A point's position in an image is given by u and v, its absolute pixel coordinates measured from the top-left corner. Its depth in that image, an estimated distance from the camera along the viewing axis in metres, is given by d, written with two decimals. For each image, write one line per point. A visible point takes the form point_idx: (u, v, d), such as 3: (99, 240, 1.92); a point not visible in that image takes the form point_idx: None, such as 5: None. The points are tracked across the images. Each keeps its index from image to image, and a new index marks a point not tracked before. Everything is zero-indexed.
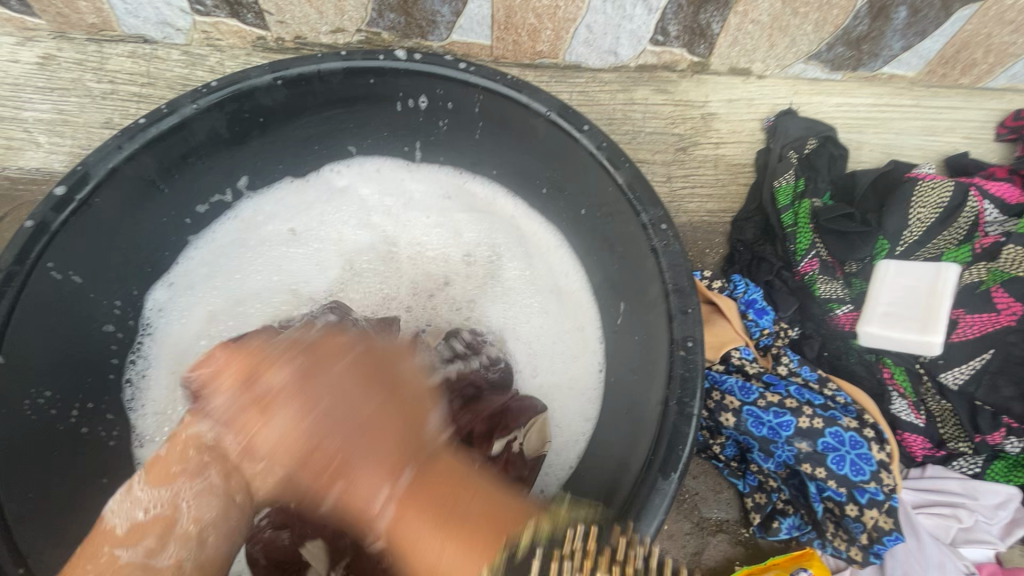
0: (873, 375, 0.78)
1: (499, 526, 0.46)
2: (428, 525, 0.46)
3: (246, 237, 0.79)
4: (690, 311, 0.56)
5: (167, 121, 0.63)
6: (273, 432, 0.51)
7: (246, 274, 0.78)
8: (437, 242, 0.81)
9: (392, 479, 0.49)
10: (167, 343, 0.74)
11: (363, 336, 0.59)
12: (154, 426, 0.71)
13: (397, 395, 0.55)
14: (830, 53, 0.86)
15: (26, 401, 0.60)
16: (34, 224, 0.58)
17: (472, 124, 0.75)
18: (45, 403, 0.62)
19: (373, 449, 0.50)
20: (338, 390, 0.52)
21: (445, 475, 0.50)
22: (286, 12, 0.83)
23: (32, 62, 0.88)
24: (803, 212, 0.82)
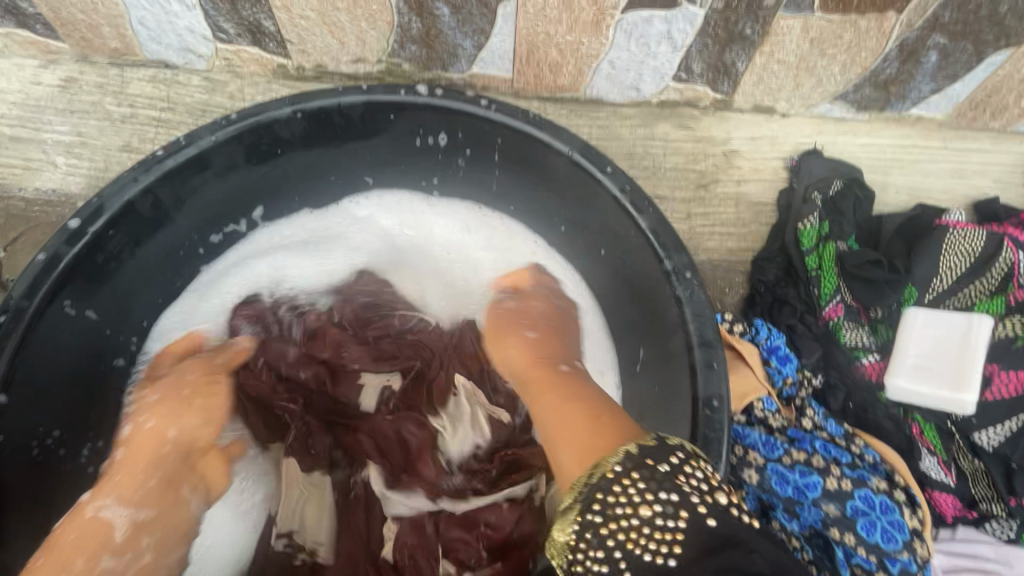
0: (900, 430, 0.75)
1: (615, 434, 0.51)
2: (568, 433, 0.54)
3: (253, 268, 0.77)
4: (715, 366, 0.54)
5: (185, 152, 0.62)
6: (503, 357, 0.69)
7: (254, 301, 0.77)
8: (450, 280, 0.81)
9: (546, 401, 0.59)
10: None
11: (543, 292, 0.73)
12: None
13: (550, 336, 0.68)
14: (857, 94, 0.85)
15: (34, 442, 0.60)
16: (46, 257, 0.57)
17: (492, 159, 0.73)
18: (54, 442, 0.62)
19: (534, 368, 0.65)
20: (534, 322, 0.70)
21: (583, 397, 0.58)
22: (308, 42, 0.83)
23: (53, 85, 0.89)
24: (827, 255, 0.81)
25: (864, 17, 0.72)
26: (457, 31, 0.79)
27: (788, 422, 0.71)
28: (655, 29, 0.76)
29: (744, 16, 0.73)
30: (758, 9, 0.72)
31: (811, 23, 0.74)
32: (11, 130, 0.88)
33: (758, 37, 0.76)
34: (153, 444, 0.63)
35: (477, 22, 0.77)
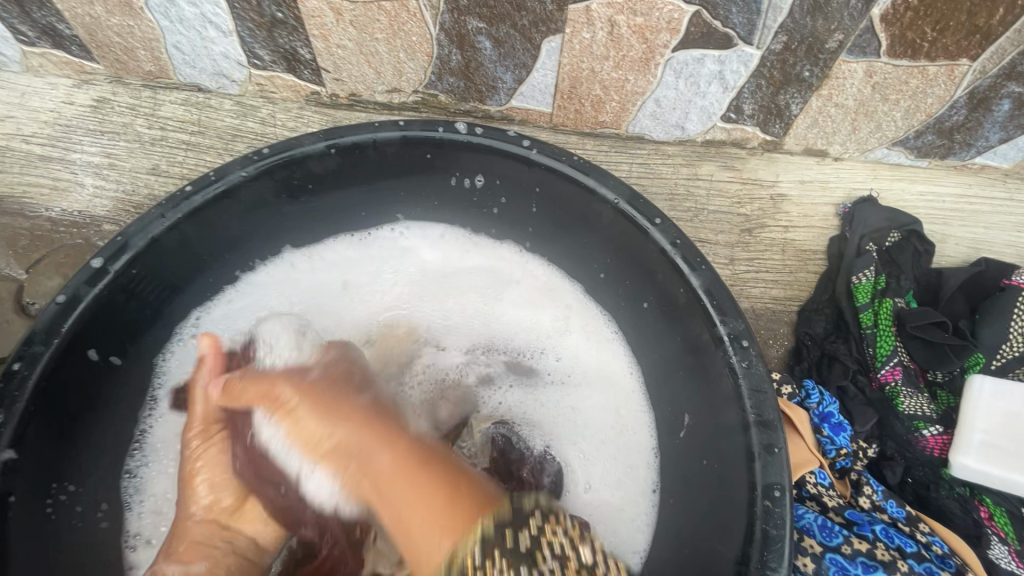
0: (967, 513, 0.69)
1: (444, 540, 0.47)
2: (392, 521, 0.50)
3: (266, 306, 0.72)
4: (777, 450, 0.51)
5: (213, 188, 0.60)
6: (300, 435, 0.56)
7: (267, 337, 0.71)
8: (467, 322, 0.75)
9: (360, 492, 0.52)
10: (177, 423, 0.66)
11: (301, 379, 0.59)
12: (153, 526, 0.62)
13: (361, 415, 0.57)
14: (918, 140, 0.80)
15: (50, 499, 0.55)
16: (65, 299, 0.54)
17: (533, 201, 0.69)
18: (69, 500, 0.57)
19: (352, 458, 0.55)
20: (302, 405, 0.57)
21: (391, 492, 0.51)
22: (344, 71, 0.80)
23: (86, 105, 0.88)
24: (884, 312, 0.76)
25: (933, 63, 0.67)
26: (498, 65, 0.76)
27: (844, 501, 0.66)
28: (706, 68, 0.72)
29: (803, 59, 0.69)
30: (819, 51, 0.68)
31: (876, 67, 0.69)
32: (40, 149, 0.87)
33: (816, 80, 0.72)
34: (276, 504, 0.59)
35: (519, 56, 0.74)
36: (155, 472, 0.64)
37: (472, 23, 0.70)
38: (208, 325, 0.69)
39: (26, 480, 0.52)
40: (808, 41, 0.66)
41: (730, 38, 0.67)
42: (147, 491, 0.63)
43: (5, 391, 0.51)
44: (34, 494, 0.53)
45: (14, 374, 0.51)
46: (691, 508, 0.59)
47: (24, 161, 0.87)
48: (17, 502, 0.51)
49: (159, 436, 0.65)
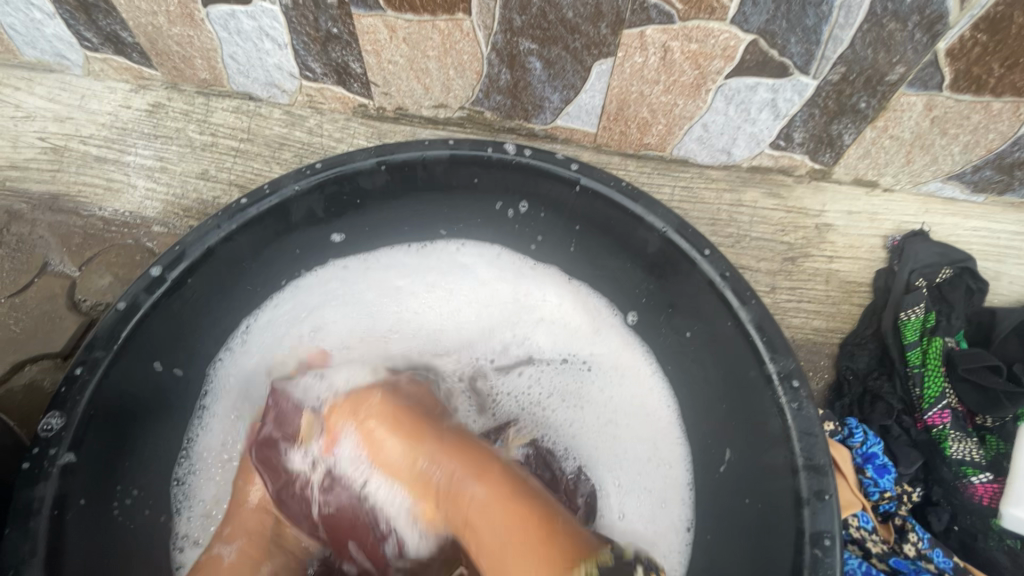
0: (1018, 567, 0.66)
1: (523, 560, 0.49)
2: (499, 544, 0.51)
3: (314, 314, 0.73)
4: (827, 496, 0.50)
5: (268, 201, 0.61)
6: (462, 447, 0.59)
7: (298, 336, 0.72)
8: (502, 336, 0.75)
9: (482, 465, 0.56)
10: (226, 430, 0.68)
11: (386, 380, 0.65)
12: (200, 529, 0.65)
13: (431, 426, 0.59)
14: (975, 175, 0.77)
15: (115, 503, 0.59)
16: (125, 305, 0.56)
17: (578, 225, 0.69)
18: (134, 502, 0.61)
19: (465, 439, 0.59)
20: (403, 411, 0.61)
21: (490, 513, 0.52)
22: (393, 85, 0.81)
23: (142, 109, 0.91)
24: (933, 352, 0.74)
25: (998, 99, 0.65)
26: (547, 85, 0.76)
27: (888, 547, 0.65)
28: (758, 96, 0.71)
29: (860, 90, 0.67)
30: (878, 83, 0.66)
31: (936, 101, 0.67)
32: (96, 150, 0.90)
33: (872, 111, 0.70)
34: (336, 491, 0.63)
35: (568, 78, 0.74)
36: (202, 478, 0.66)
37: (524, 44, 0.70)
38: (261, 333, 0.71)
39: (82, 483, 0.54)
40: (867, 72, 0.65)
41: (786, 67, 0.66)
42: (196, 497, 0.65)
43: (67, 395, 0.52)
44: (98, 496, 0.56)
45: (75, 378, 0.53)
46: (730, 543, 0.60)
47: (81, 161, 0.90)
48: (73, 505, 0.53)
49: (207, 443, 0.67)
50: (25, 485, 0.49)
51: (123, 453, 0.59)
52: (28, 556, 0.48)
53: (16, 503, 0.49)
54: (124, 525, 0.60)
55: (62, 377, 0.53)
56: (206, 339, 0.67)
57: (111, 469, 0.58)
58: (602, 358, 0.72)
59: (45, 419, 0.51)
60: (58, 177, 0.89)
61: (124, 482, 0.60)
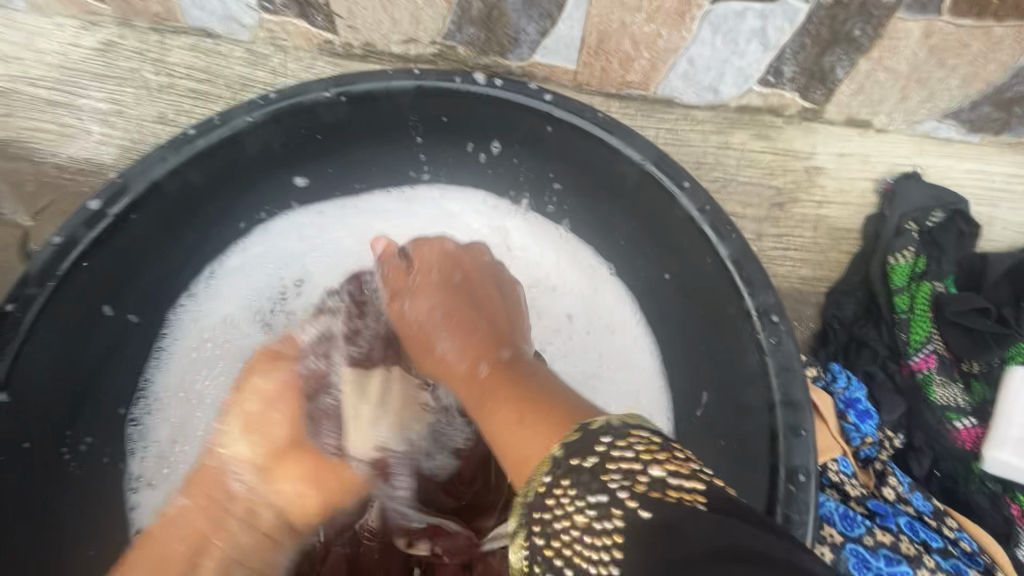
0: (997, 509, 0.66)
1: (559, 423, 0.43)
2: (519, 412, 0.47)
3: (287, 258, 0.70)
4: (805, 432, 0.47)
5: (217, 132, 0.56)
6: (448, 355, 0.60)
7: (264, 281, 0.69)
8: None
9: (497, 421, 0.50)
10: (187, 370, 0.65)
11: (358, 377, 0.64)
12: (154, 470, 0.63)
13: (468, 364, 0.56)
14: (973, 112, 0.73)
15: (65, 447, 0.58)
16: (61, 240, 0.51)
17: (555, 164, 0.66)
18: (87, 448, 0.59)
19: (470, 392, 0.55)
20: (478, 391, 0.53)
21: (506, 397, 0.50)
22: (358, 17, 0.76)
23: (92, 48, 0.84)
24: (921, 297, 0.71)
25: (1001, 23, 0.62)
26: (522, 14, 0.71)
27: (866, 491, 0.64)
28: (747, 24, 0.66)
29: (854, 15, 0.63)
30: (873, 6, 0.62)
31: (935, 27, 0.63)
32: (47, 93, 0.85)
33: (867, 40, 0.66)
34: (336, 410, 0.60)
35: (545, 5, 0.69)
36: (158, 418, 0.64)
37: None
38: (224, 277, 0.68)
39: (18, 424, 0.52)
40: None
41: None
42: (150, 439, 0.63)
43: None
44: (46, 439, 0.55)
45: (6, 317, 0.49)
46: None
47: (31, 106, 0.85)
48: (4, 445, 0.52)
49: (163, 384, 0.64)
50: None
51: (71, 397, 0.57)
52: None
53: None
54: (72, 466, 0.58)
55: None
56: (158, 282, 0.63)
57: (58, 412, 0.56)
58: (582, 304, 0.69)
59: None
60: (8, 122, 0.84)
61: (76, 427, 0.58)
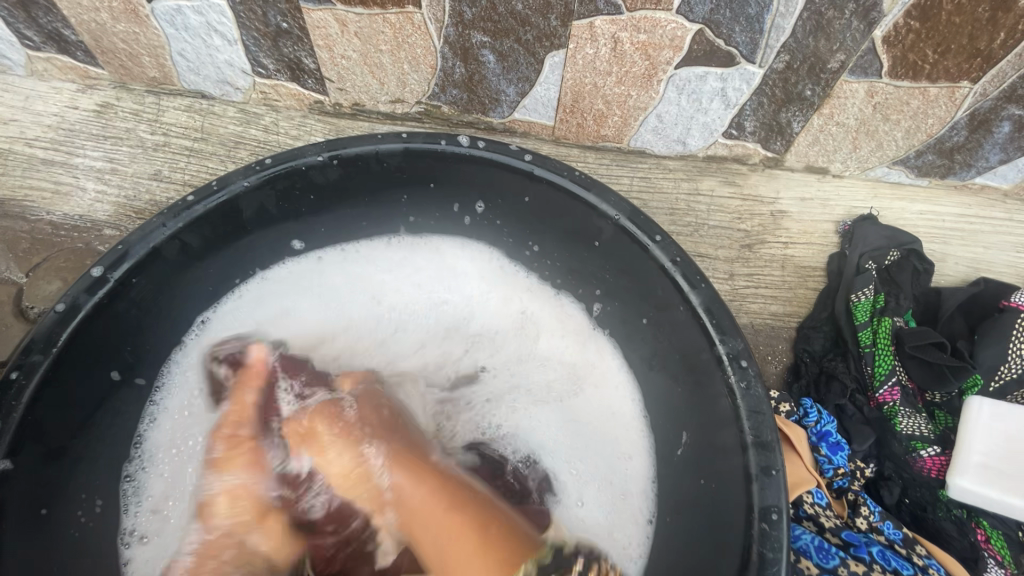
0: (964, 536, 0.68)
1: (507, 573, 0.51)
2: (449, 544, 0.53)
3: (290, 308, 0.72)
4: (775, 471, 0.51)
5: (215, 197, 0.60)
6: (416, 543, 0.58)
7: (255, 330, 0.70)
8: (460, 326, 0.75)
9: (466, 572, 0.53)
10: (179, 424, 0.65)
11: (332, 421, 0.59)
12: (148, 524, 0.61)
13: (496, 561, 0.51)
14: (918, 160, 0.80)
15: (81, 512, 0.58)
16: (64, 307, 0.54)
17: (535, 227, 0.71)
18: (94, 512, 0.59)
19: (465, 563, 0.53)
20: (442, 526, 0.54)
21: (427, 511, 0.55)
22: (347, 81, 0.81)
23: (89, 110, 0.88)
24: (882, 331, 0.75)
25: (934, 85, 0.67)
26: (501, 78, 0.76)
27: (841, 521, 0.67)
28: (708, 85, 0.72)
29: (804, 78, 0.69)
30: (822, 70, 0.68)
31: (876, 87, 0.69)
32: (43, 153, 0.87)
33: (818, 98, 0.72)
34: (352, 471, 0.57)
35: (522, 70, 0.74)
36: (153, 474, 0.63)
37: (476, 36, 0.70)
38: (220, 328, 0.70)
39: (24, 493, 0.52)
40: (810, 60, 0.67)
41: (732, 56, 0.67)
42: (144, 493, 0.62)
43: (2, 400, 0.50)
44: (58, 503, 0.56)
45: (11, 383, 0.51)
46: (689, 527, 0.59)
47: (27, 165, 0.87)
48: (14, 515, 0.51)
49: (157, 438, 0.64)
50: None
51: (71, 459, 0.58)
52: None
53: None
54: (78, 529, 0.58)
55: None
56: (155, 341, 0.65)
57: (59, 476, 0.56)
58: (565, 360, 0.72)
59: None
60: (3, 181, 0.86)
61: (88, 490, 0.59)
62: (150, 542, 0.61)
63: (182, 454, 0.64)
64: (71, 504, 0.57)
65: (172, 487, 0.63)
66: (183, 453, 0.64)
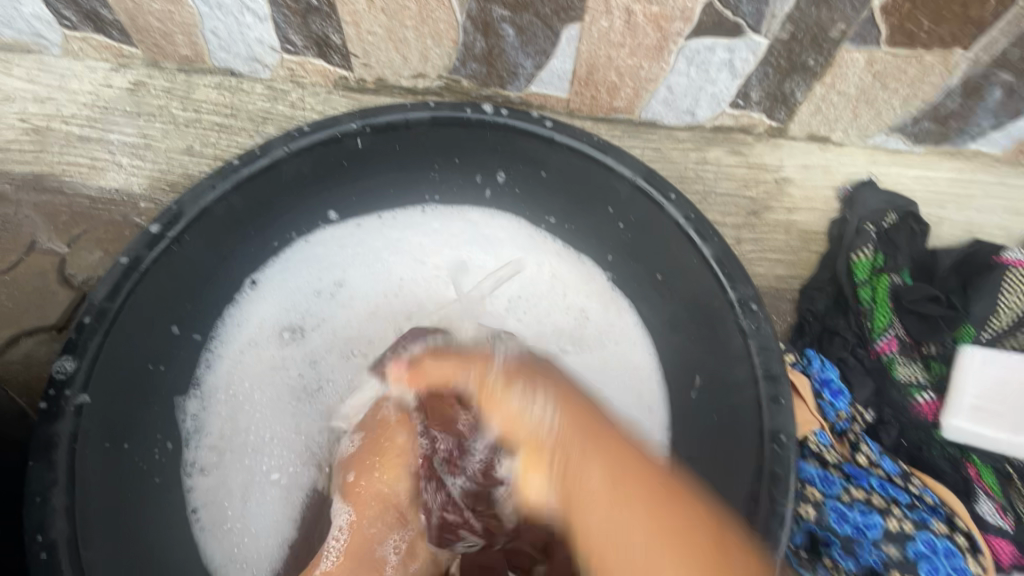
0: (957, 471, 0.74)
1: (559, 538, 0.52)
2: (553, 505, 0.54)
3: (333, 270, 0.77)
4: (783, 400, 0.56)
5: (259, 162, 0.64)
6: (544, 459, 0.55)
7: (291, 289, 0.75)
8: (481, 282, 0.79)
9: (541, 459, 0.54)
10: (234, 371, 0.72)
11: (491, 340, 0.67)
12: (208, 457, 0.69)
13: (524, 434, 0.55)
14: (915, 127, 0.85)
15: (154, 448, 0.65)
16: (128, 260, 0.59)
17: (554, 197, 0.76)
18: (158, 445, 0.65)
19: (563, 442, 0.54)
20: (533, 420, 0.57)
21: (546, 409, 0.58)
22: (372, 56, 0.85)
23: (123, 88, 0.92)
24: (881, 288, 0.80)
25: (930, 52, 0.71)
26: (520, 51, 0.80)
27: (843, 457, 0.72)
28: (717, 56, 0.76)
29: (807, 48, 0.73)
30: (824, 40, 0.72)
31: (876, 56, 0.73)
32: (79, 130, 0.91)
33: (820, 68, 0.76)
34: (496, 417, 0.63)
35: (540, 43, 0.78)
36: (213, 413, 0.70)
37: (497, 11, 0.74)
38: (269, 283, 0.75)
39: (100, 427, 0.58)
40: (813, 30, 0.70)
41: (739, 27, 0.71)
42: (205, 430, 0.69)
43: (78, 341, 0.55)
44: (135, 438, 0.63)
45: (84, 327, 0.56)
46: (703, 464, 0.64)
47: (64, 141, 0.91)
48: (90, 445, 0.57)
49: (215, 382, 0.71)
50: (44, 422, 0.53)
51: (139, 403, 0.64)
52: (51, 484, 0.52)
53: (39, 437, 0.53)
54: (155, 463, 0.65)
55: (73, 324, 0.56)
56: (206, 298, 0.70)
57: (131, 415, 0.62)
58: (590, 325, 0.77)
59: (59, 363, 0.54)
60: (42, 158, 0.90)
61: (163, 432, 0.66)
62: (210, 473, 0.68)
63: (239, 398, 0.71)
64: (148, 443, 0.64)
65: (232, 426, 0.70)
66: (240, 395, 0.71)
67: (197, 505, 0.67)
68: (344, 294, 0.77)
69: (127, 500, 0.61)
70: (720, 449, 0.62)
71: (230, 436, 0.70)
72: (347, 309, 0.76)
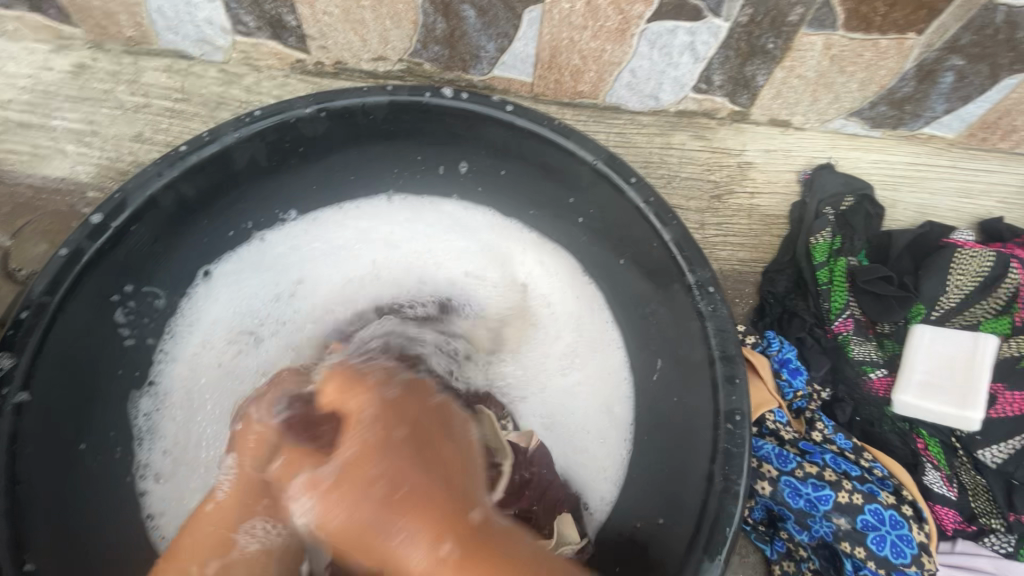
0: (906, 444, 0.79)
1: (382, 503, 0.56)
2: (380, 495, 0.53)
3: (295, 261, 0.76)
4: (738, 380, 0.57)
5: (208, 148, 0.61)
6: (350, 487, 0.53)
7: (247, 284, 0.74)
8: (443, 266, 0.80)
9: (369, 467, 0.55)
10: (188, 372, 0.70)
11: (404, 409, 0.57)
12: (162, 462, 0.67)
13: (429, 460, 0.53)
14: (872, 111, 0.86)
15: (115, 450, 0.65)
16: (67, 252, 0.56)
17: (521, 193, 0.76)
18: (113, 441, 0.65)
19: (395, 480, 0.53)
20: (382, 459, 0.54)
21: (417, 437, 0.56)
22: (329, 38, 0.82)
23: (64, 71, 0.87)
24: (838, 270, 0.83)
25: (884, 36, 0.72)
26: (481, 33, 0.78)
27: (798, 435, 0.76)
28: (678, 39, 0.75)
29: (767, 31, 0.73)
30: (782, 23, 0.72)
31: (832, 40, 0.74)
32: (19, 115, 0.86)
33: (779, 52, 0.76)
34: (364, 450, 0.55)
35: (501, 26, 0.77)
36: (165, 416, 0.68)
37: None
38: (224, 279, 0.73)
39: (46, 425, 0.57)
40: (771, 14, 0.71)
41: (699, 10, 0.71)
42: (157, 432, 0.68)
43: (15, 337, 0.54)
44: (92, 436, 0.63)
45: (21, 321, 0.54)
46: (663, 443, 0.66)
47: (2, 128, 0.86)
48: (34, 441, 0.56)
49: (170, 383, 0.69)
50: None
51: (93, 400, 0.63)
52: None
53: None
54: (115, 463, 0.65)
55: (9, 320, 0.54)
56: (162, 293, 0.68)
57: (81, 414, 0.61)
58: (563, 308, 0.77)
59: None
60: None
61: (118, 431, 0.65)
62: (165, 480, 0.67)
63: (192, 402, 0.69)
64: (106, 443, 0.64)
65: (184, 432, 0.68)
66: (193, 399, 0.69)
67: (152, 511, 0.65)
68: (303, 288, 0.76)
69: (78, 501, 0.60)
70: (677, 429, 0.64)
71: (183, 442, 0.68)
72: (306, 302, 0.76)
